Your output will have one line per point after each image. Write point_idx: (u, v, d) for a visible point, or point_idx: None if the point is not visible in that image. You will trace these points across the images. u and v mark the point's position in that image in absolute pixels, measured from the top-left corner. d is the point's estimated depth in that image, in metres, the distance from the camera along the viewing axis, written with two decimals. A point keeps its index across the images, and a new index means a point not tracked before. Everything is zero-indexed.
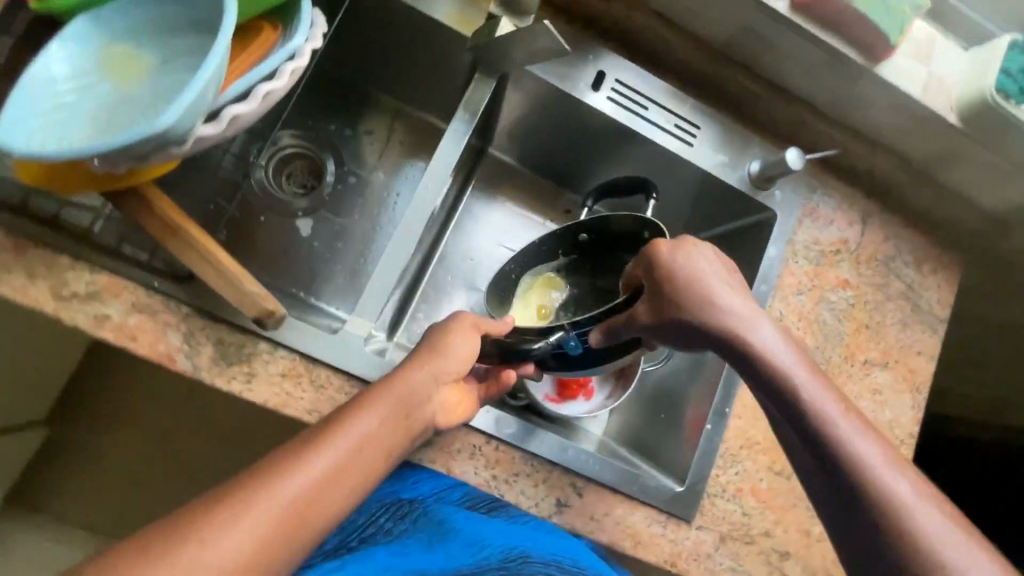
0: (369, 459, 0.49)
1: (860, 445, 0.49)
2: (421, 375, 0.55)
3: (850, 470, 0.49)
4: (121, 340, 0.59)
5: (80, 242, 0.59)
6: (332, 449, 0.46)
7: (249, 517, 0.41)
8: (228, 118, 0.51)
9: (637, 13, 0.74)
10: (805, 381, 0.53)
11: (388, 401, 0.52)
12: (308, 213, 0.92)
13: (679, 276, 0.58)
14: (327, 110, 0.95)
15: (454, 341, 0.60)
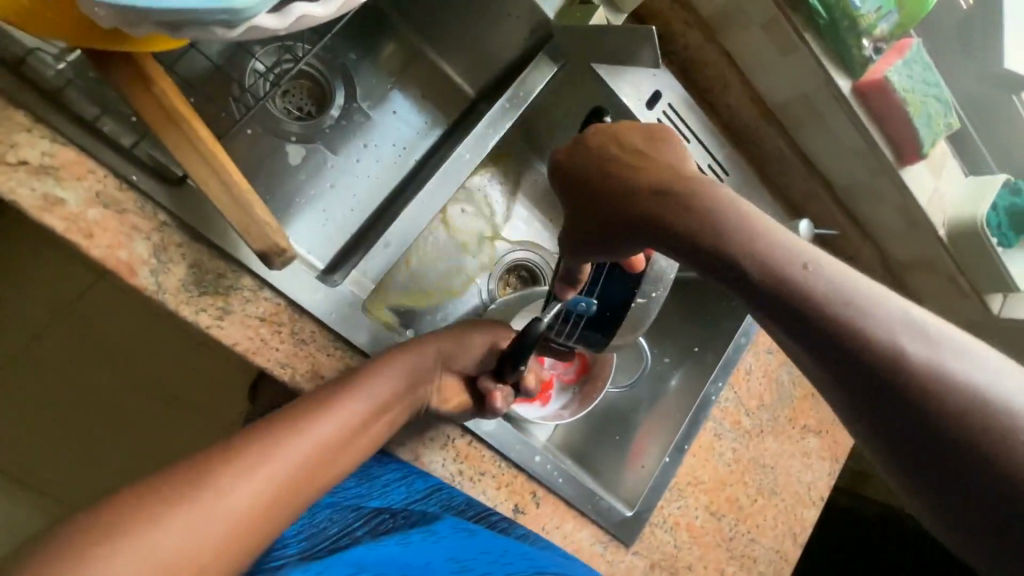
0: (372, 424, 0.51)
1: (891, 306, 0.36)
2: (429, 357, 0.59)
3: (881, 349, 0.35)
4: (71, 233, 0.48)
5: (45, 102, 0.47)
6: (340, 410, 0.49)
7: (262, 471, 0.43)
8: (295, 16, 0.42)
9: (708, 44, 0.74)
10: (799, 251, 0.41)
11: (396, 373, 0.54)
12: (302, 140, 0.82)
13: (588, 171, 0.51)
14: (351, 34, 0.84)
15: (465, 336, 0.63)
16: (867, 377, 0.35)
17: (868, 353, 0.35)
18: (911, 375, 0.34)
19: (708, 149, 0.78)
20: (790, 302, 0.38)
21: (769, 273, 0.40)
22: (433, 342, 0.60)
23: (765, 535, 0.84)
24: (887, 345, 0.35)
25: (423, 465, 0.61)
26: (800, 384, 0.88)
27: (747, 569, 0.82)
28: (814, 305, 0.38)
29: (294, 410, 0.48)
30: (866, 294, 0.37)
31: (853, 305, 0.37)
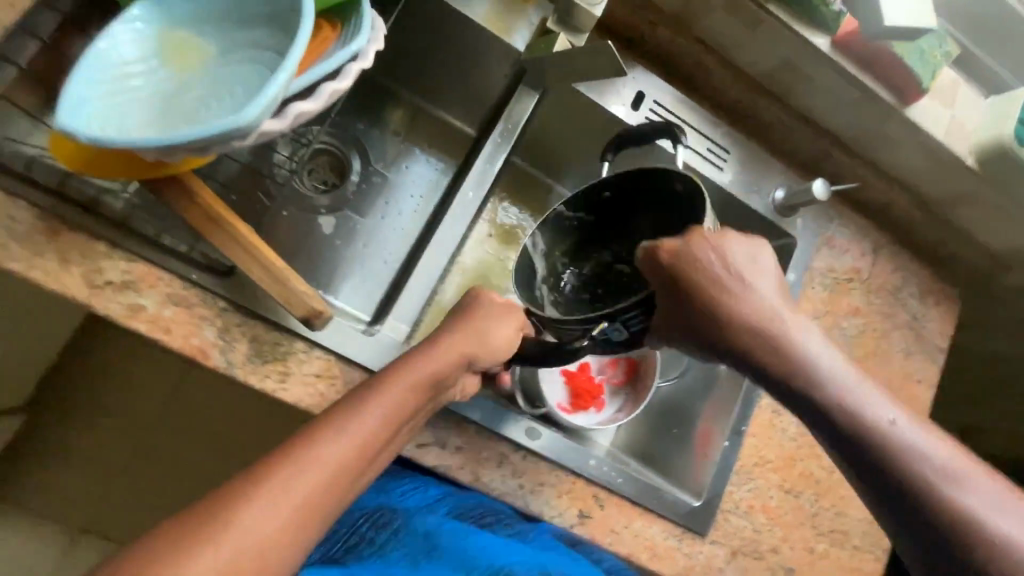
0: (394, 427, 0.52)
1: (909, 446, 0.48)
2: (446, 356, 0.57)
3: (894, 460, 0.48)
4: (154, 332, 0.57)
5: (116, 229, 0.57)
6: (361, 418, 0.50)
7: (280, 495, 0.44)
8: (292, 114, 0.50)
9: (680, 38, 0.76)
10: (832, 368, 0.51)
11: (416, 375, 0.54)
12: (331, 210, 0.91)
13: (687, 285, 0.51)
14: (357, 106, 0.93)
15: (481, 326, 0.60)
16: (876, 474, 0.48)
17: (882, 457, 0.48)
18: (920, 480, 0.47)
19: (703, 133, 0.80)
20: (825, 409, 0.50)
21: (810, 391, 0.50)
22: (448, 339, 0.58)
23: (852, 506, 0.81)
24: (899, 459, 0.48)
25: (483, 484, 0.65)
26: (859, 344, 0.84)
27: (839, 544, 0.79)
28: (838, 420, 0.50)
29: (317, 421, 0.49)
30: (894, 430, 0.48)
31: (875, 424, 0.49)
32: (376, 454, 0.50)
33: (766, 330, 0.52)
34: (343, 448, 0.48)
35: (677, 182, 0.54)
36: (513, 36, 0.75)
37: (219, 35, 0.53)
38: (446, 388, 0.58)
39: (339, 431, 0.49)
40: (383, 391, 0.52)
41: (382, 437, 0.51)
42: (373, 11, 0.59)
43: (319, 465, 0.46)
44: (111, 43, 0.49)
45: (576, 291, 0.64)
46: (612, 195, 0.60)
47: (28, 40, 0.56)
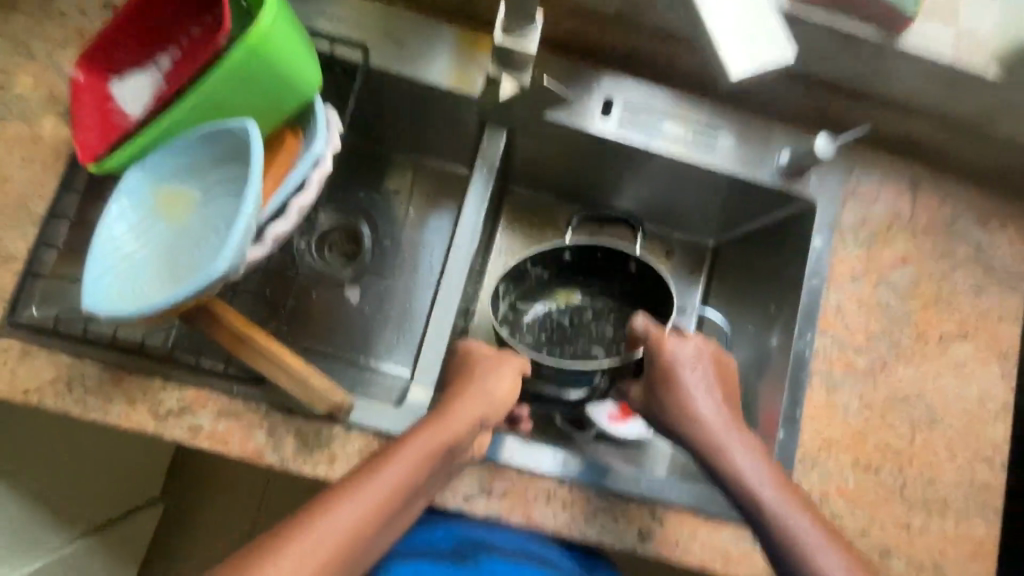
0: (407, 493, 0.57)
1: (795, 531, 0.58)
2: (461, 417, 0.61)
3: (777, 527, 0.58)
4: (215, 446, 0.65)
5: (165, 364, 0.65)
6: (379, 484, 0.55)
7: (299, 554, 0.51)
8: (271, 238, 0.56)
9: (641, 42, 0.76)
10: (749, 467, 0.61)
11: (430, 442, 0.58)
12: (355, 281, 0.95)
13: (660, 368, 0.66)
14: (354, 178, 0.99)
15: (491, 381, 0.65)
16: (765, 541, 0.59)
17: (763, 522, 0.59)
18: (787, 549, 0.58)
19: (684, 120, 0.78)
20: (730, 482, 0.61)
21: (725, 462, 0.61)
22: (463, 399, 0.62)
23: (944, 471, 0.74)
24: (780, 528, 0.58)
25: (536, 522, 0.67)
26: (915, 295, 0.77)
27: (938, 515, 0.73)
28: (780, 543, 0.58)
29: (335, 489, 0.55)
30: (782, 510, 0.59)
31: (767, 505, 0.59)
32: (387, 519, 0.55)
33: (695, 418, 0.63)
34: (357, 513, 0.54)
35: (630, 261, 0.80)
36: (476, 84, 0.77)
37: (196, 182, 0.59)
38: (464, 447, 0.62)
39: (353, 497, 0.54)
40: (397, 459, 0.57)
41: (395, 504, 0.56)
42: (325, 108, 0.64)
43: (335, 530, 0.53)
44: (113, 223, 0.57)
45: (536, 330, 0.83)
46: (577, 255, 0.82)
47: (62, 222, 0.66)
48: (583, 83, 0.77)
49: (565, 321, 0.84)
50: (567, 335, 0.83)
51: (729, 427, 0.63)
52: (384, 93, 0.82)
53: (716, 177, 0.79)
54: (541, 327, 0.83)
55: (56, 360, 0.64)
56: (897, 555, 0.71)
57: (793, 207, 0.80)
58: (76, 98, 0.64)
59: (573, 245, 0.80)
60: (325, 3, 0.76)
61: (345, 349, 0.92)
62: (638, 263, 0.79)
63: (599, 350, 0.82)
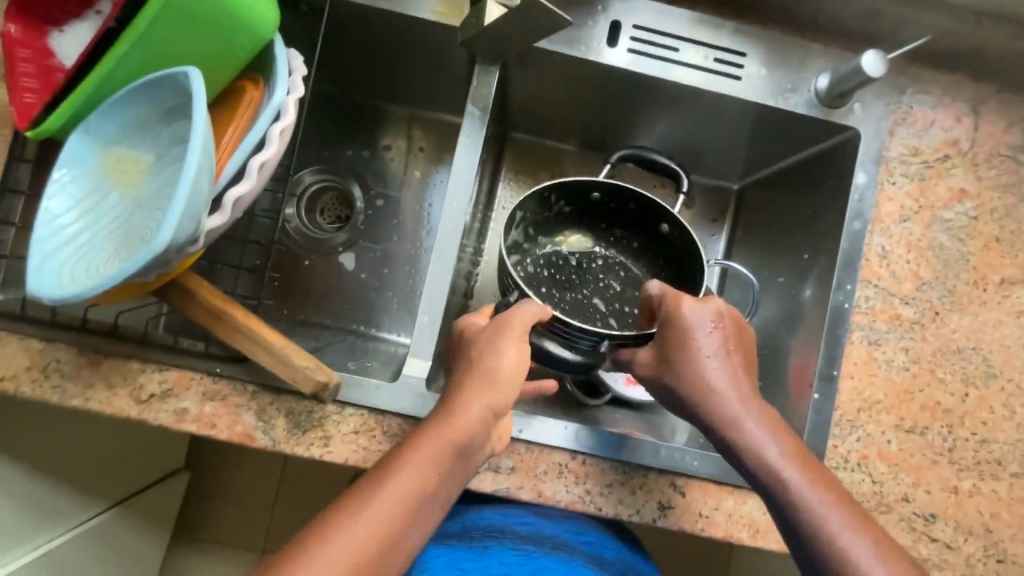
0: (419, 510, 0.49)
1: (816, 513, 0.51)
2: (469, 411, 0.52)
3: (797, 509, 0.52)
4: (203, 430, 0.61)
5: (141, 346, 0.61)
6: (382, 502, 0.48)
7: None
8: (229, 204, 0.50)
9: None
10: (765, 444, 0.54)
11: (435, 447, 0.50)
12: (349, 246, 0.89)
13: (670, 333, 0.57)
14: (340, 133, 0.90)
15: (503, 361, 0.54)
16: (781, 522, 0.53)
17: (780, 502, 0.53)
18: (807, 534, 0.51)
19: (705, 43, 0.67)
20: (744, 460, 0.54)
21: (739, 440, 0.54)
22: (470, 390, 0.53)
23: (1000, 429, 0.67)
24: (798, 509, 0.52)
25: (548, 498, 0.63)
26: (973, 235, 0.67)
27: (991, 476, 0.66)
28: (801, 531, 0.52)
29: (330, 516, 0.47)
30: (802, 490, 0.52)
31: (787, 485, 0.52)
32: (399, 544, 0.48)
33: (706, 392, 0.55)
34: (360, 544, 0.46)
35: (663, 220, 0.72)
36: (463, 13, 0.68)
37: (146, 146, 0.53)
38: (480, 443, 0.53)
39: (353, 523, 0.46)
40: (401, 472, 0.49)
41: (405, 526, 0.48)
42: (287, 51, 0.56)
43: (334, 564, 0.45)
44: (56, 198, 0.51)
45: (540, 264, 0.75)
46: (601, 198, 0.73)
47: (16, 197, 0.61)
48: (588, 4, 0.66)
49: (570, 264, 0.76)
50: (568, 282, 0.74)
51: (745, 398, 0.55)
52: (365, 34, 0.73)
53: (742, 109, 0.69)
54: (541, 264, 0.75)
55: (28, 347, 0.60)
56: (943, 520, 0.65)
57: (832, 138, 0.70)
58: (9, 54, 0.56)
59: (603, 184, 0.71)
60: None
61: (344, 319, 0.86)
62: (672, 225, 0.71)
63: (600, 304, 0.73)
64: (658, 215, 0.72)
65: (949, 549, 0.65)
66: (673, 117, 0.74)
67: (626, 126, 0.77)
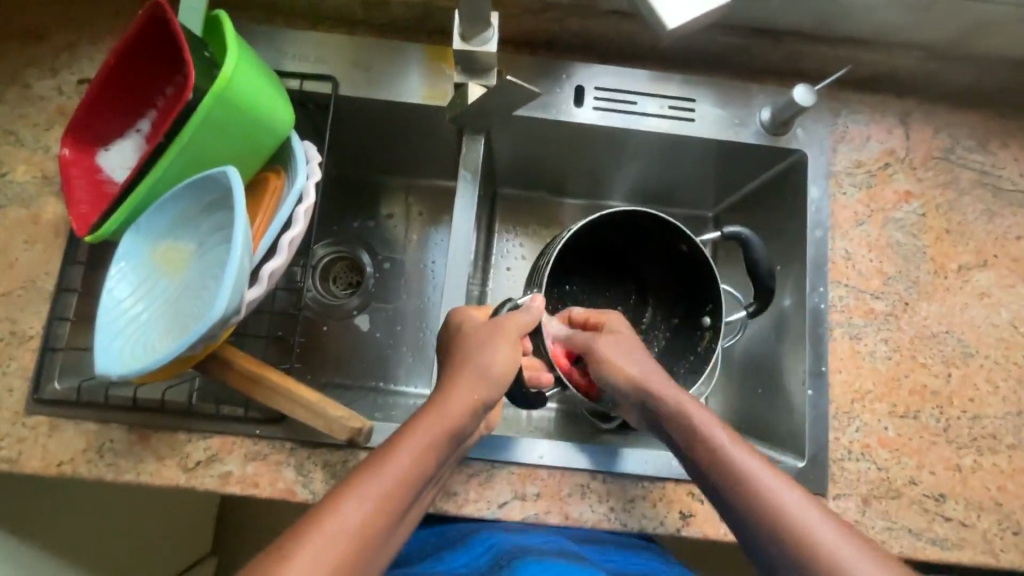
0: (419, 485, 0.51)
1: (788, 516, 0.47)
2: (461, 399, 0.55)
3: (808, 548, 0.46)
4: (247, 489, 0.65)
5: (186, 417, 0.66)
6: (382, 479, 0.49)
7: (310, 551, 0.45)
8: (266, 276, 0.57)
9: (602, 26, 0.76)
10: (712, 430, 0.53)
11: (429, 429, 0.53)
12: (362, 308, 0.96)
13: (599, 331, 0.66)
14: (347, 208, 0.99)
15: (497, 349, 0.58)
16: (792, 574, 0.46)
17: (786, 553, 0.46)
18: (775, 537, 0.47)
19: (658, 94, 0.77)
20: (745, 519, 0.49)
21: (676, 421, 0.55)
22: (464, 374, 0.56)
23: (988, 404, 0.71)
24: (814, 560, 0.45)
25: (575, 519, 0.67)
26: (925, 230, 0.75)
27: (990, 450, 0.70)
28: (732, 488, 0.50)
29: (334, 493, 0.49)
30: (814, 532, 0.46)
31: (787, 520, 0.47)
32: (401, 515, 0.50)
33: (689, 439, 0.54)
34: (366, 512, 0.47)
35: (708, 314, 0.72)
36: (448, 94, 0.78)
37: (187, 234, 0.61)
38: (467, 429, 0.56)
39: (360, 495, 0.48)
40: (399, 451, 0.51)
41: (409, 494, 0.50)
42: (302, 143, 0.65)
43: (345, 533, 0.46)
44: (114, 287, 0.59)
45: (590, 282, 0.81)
46: (684, 257, 0.73)
47: (70, 295, 0.69)
48: (554, 74, 0.77)
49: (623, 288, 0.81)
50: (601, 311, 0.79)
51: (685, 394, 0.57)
52: (365, 121, 0.84)
53: (701, 145, 0.78)
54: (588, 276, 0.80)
55: (83, 430, 0.65)
56: (952, 499, 0.68)
57: (783, 161, 0.78)
58: (65, 173, 0.64)
59: (694, 246, 0.70)
60: (289, 43, 0.78)
61: (364, 377, 0.92)
62: (713, 324, 0.72)
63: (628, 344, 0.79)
64: (706, 305, 0.73)
65: (964, 527, 0.68)
66: (642, 160, 0.83)
67: (602, 170, 0.86)
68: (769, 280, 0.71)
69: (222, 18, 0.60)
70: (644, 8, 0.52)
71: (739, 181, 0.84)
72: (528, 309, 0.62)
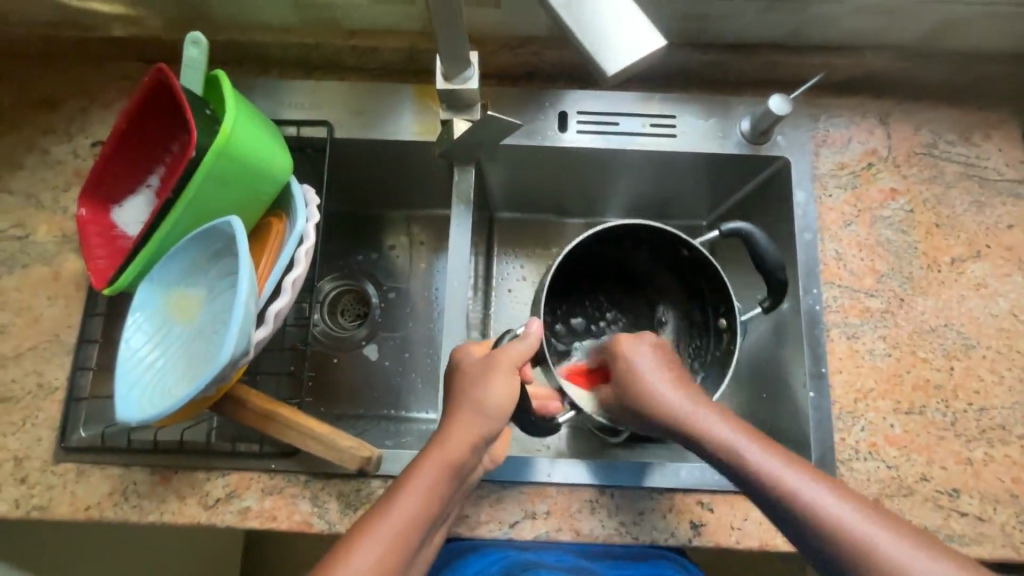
0: (425, 525, 0.53)
1: (835, 518, 0.49)
2: (462, 440, 0.55)
3: (860, 551, 0.48)
4: (266, 523, 0.67)
5: (204, 456, 0.69)
6: (388, 524, 0.51)
7: None
8: (272, 316, 0.61)
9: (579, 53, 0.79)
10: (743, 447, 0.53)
11: (430, 472, 0.54)
12: (370, 338, 0.98)
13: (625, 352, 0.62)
14: (351, 243, 1.02)
15: (494, 383, 0.57)
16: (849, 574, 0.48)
17: (848, 559, 0.48)
18: (833, 544, 0.49)
19: (639, 113, 0.80)
20: (798, 525, 0.50)
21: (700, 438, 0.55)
22: (466, 415, 0.56)
23: (994, 395, 0.71)
24: (837, 535, 0.49)
25: (587, 535, 0.67)
26: (914, 225, 0.76)
27: (1001, 442, 0.69)
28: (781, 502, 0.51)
29: (343, 542, 0.51)
30: (833, 511, 0.49)
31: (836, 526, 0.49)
32: (409, 556, 0.52)
33: (728, 453, 0.53)
34: (373, 559, 0.50)
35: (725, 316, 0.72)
36: (437, 128, 0.82)
37: (198, 281, 0.65)
38: (471, 465, 0.57)
39: (365, 543, 0.50)
40: (403, 494, 0.53)
41: (416, 535, 0.52)
42: (301, 187, 0.69)
43: None
44: (130, 336, 0.63)
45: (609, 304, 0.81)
46: (689, 260, 0.74)
47: (91, 345, 0.73)
48: (538, 102, 0.80)
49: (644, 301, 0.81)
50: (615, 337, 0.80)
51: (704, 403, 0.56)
52: (360, 160, 0.88)
53: (686, 159, 0.80)
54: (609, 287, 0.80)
55: (108, 474, 0.68)
56: (966, 494, 0.68)
57: (767, 168, 0.80)
58: (82, 232, 0.68)
59: (697, 249, 0.72)
60: (285, 93, 0.82)
61: (375, 406, 0.94)
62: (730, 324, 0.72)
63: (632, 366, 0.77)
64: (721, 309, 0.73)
65: (981, 522, 0.67)
66: (632, 178, 0.85)
67: (594, 189, 0.89)
68: (780, 273, 0.70)
69: (221, 77, 0.64)
70: (579, 50, 0.46)
71: (727, 191, 0.85)
72: (525, 338, 0.62)
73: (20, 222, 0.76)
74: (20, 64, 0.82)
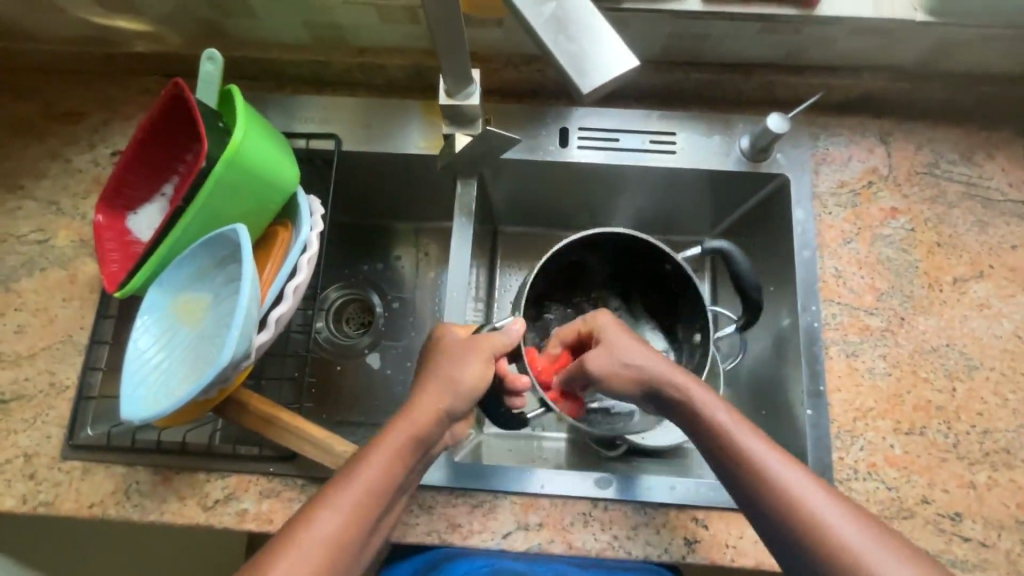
0: (388, 492, 0.54)
1: (819, 515, 0.49)
2: (428, 410, 0.57)
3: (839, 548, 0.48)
4: (262, 526, 0.68)
5: (205, 457, 0.70)
6: (352, 488, 0.52)
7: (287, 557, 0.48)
8: (273, 321, 0.63)
9: None
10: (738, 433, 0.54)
11: (395, 440, 0.55)
12: (374, 347, 1.00)
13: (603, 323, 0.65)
14: (357, 254, 1.05)
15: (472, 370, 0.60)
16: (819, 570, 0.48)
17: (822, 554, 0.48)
18: (811, 539, 0.49)
19: (639, 130, 0.81)
20: (780, 518, 0.50)
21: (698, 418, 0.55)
22: (436, 387, 0.58)
23: (997, 418, 0.70)
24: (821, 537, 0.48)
25: (579, 548, 0.67)
26: (915, 244, 0.75)
27: (1005, 466, 0.68)
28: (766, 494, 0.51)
29: (310, 505, 0.52)
30: (820, 510, 0.49)
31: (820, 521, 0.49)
32: (371, 524, 0.52)
33: (724, 436, 0.54)
34: (336, 522, 0.50)
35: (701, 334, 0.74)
36: (440, 142, 0.84)
37: (204, 286, 0.67)
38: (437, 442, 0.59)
39: (331, 507, 0.51)
40: (370, 459, 0.54)
41: (377, 502, 0.53)
42: (307, 197, 0.72)
43: (318, 543, 0.49)
44: (139, 339, 0.65)
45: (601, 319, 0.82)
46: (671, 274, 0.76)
47: (101, 346, 0.75)
48: (541, 119, 0.82)
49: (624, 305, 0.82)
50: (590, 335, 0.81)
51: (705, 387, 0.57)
52: (368, 173, 0.90)
53: (685, 175, 0.81)
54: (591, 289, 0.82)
55: (112, 473, 0.70)
56: (969, 518, 0.66)
57: (767, 186, 0.81)
58: (98, 238, 0.71)
59: (679, 264, 0.74)
60: (297, 107, 0.85)
61: (376, 414, 0.95)
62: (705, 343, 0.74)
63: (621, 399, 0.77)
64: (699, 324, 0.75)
65: (985, 547, 0.65)
66: (633, 193, 0.86)
67: (596, 203, 0.90)
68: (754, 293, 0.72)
69: (234, 90, 0.67)
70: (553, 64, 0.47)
71: (728, 208, 0.86)
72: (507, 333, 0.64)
73: (41, 227, 0.79)
74: (49, 78, 0.86)
